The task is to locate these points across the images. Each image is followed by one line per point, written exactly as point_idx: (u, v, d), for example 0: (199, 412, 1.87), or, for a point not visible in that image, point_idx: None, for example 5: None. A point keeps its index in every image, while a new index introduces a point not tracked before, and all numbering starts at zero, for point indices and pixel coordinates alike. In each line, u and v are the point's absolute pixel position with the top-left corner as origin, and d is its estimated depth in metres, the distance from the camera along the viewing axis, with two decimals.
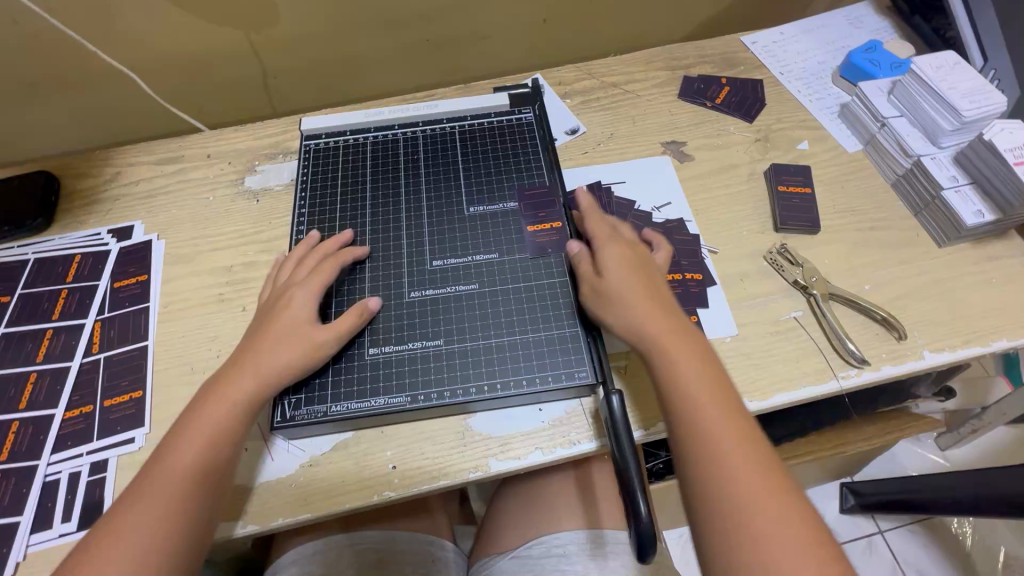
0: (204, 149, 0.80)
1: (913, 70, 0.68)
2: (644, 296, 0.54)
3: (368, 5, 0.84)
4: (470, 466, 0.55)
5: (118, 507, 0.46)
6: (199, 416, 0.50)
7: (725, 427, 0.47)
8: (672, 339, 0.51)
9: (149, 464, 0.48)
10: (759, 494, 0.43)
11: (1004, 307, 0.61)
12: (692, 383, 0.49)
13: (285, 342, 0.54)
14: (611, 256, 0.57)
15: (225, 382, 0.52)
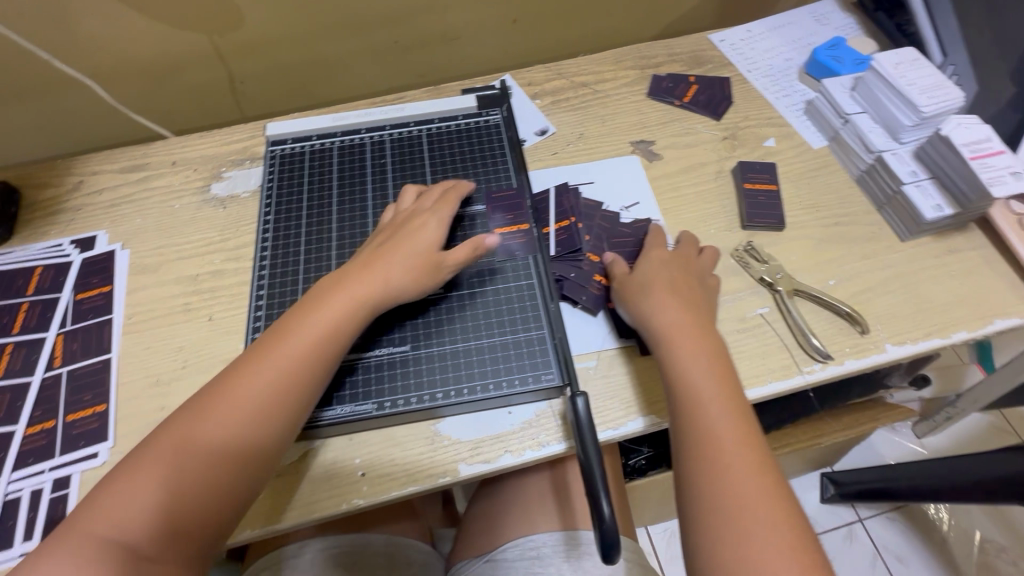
0: (170, 156, 0.79)
1: (873, 66, 0.68)
2: (672, 294, 0.57)
3: (335, 8, 0.83)
4: (440, 472, 0.55)
5: (231, 387, 0.49)
6: (292, 342, 0.51)
7: (730, 427, 0.48)
8: (690, 336, 0.54)
9: (234, 382, 0.49)
10: (752, 493, 0.45)
11: (964, 298, 0.63)
12: (705, 380, 0.51)
13: (395, 268, 0.56)
14: (651, 262, 0.60)
15: (326, 305, 0.53)
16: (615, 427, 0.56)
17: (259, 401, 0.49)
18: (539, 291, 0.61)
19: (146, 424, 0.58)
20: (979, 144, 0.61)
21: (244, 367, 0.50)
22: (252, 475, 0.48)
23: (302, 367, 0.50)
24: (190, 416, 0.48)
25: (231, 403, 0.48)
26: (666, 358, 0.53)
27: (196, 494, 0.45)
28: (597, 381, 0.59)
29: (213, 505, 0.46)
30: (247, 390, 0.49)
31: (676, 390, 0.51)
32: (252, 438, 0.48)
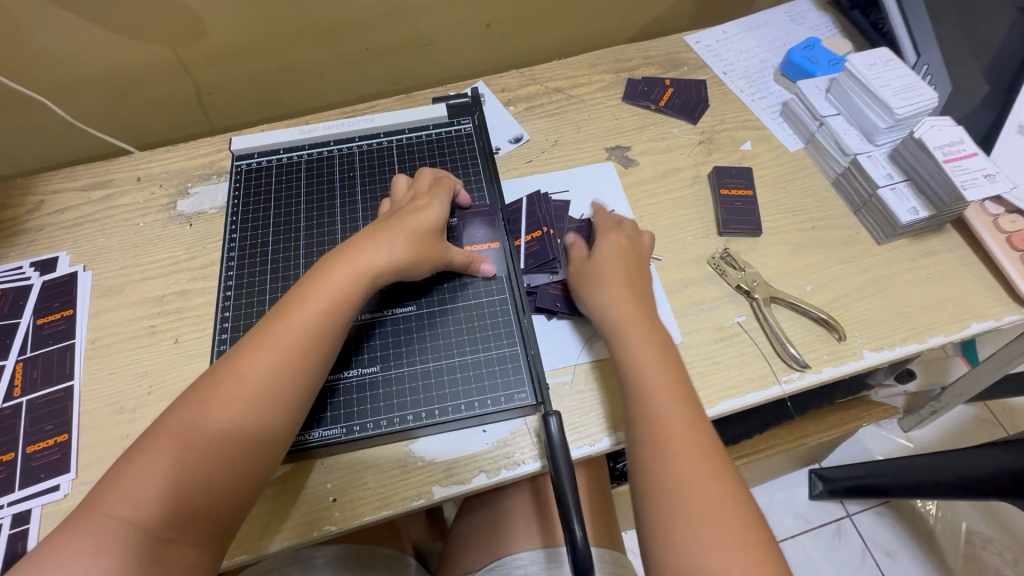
0: (135, 172, 0.76)
1: (848, 68, 0.67)
2: (627, 281, 0.57)
3: (302, 16, 0.81)
4: (414, 495, 0.53)
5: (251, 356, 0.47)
6: (305, 311, 0.49)
7: (683, 417, 0.48)
8: (641, 328, 0.54)
9: (247, 353, 0.47)
10: (706, 481, 0.44)
11: (942, 302, 0.62)
12: (657, 375, 0.50)
13: (404, 242, 0.54)
14: (605, 247, 0.60)
15: (335, 275, 0.51)
16: (591, 443, 0.55)
17: (276, 371, 0.46)
18: (512, 306, 0.60)
19: (110, 452, 0.57)
20: (950, 147, 0.61)
21: (255, 339, 0.48)
22: (275, 448, 0.46)
23: (317, 335, 0.48)
24: (204, 388, 0.45)
25: (248, 374, 0.46)
26: (617, 353, 0.53)
27: (217, 469, 0.43)
28: (572, 397, 0.58)
29: (235, 480, 0.44)
30: (262, 361, 0.46)
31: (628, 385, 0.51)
32: (271, 406, 0.46)
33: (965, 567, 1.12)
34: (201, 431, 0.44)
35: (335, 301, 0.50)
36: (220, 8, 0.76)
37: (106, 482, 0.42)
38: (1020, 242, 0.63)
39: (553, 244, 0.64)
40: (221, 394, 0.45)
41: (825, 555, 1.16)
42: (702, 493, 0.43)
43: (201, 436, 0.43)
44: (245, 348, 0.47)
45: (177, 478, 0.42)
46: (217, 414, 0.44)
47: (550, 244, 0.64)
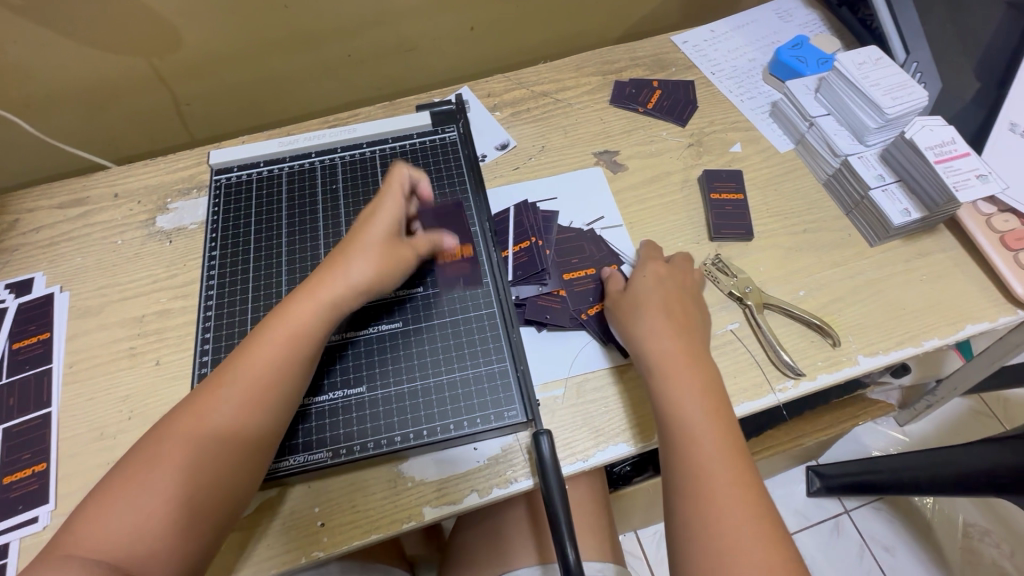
0: (112, 188, 0.74)
1: (837, 67, 0.66)
2: (666, 314, 0.55)
3: (281, 23, 0.79)
4: (405, 516, 0.52)
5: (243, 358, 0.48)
6: (273, 337, 0.49)
7: (726, 465, 0.46)
8: (685, 364, 0.51)
9: (216, 382, 0.47)
10: (748, 539, 0.42)
11: (936, 304, 0.61)
12: (699, 416, 0.49)
13: (366, 255, 0.53)
14: (648, 279, 0.59)
15: (304, 298, 0.51)
16: (584, 458, 0.54)
17: (248, 397, 0.47)
18: (500, 320, 0.59)
19: (91, 481, 0.55)
20: (942, 147, 0.60)
21: (224, 369, 0.48)
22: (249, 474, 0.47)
23: (288, 359, 0.49)
24: (174, 418, 0.46)
25: (219, 402, 0.46)
26: (656, 387, 0.51)
27: (193, 496, 0.43)
28: (564, 412, 0.57)
29: (207, 510, 0.44)
30: (230, 389, 0.47)
31: (669, 425, 0.49)
32: (243, 432, 0.46)
33: (963, 561, 1.11)
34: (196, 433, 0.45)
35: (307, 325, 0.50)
36: (195, 17, 0.74)
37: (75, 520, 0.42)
38: (1013, 242, 0.62)
39: (540, 254, 0.63)
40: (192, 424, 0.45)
41: (824, 553, 1.15)
42: (746, 551, 0.42)
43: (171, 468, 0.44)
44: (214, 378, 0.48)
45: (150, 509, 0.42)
46: (190, 443, 0.45)
47: (537, 255, 0.63)
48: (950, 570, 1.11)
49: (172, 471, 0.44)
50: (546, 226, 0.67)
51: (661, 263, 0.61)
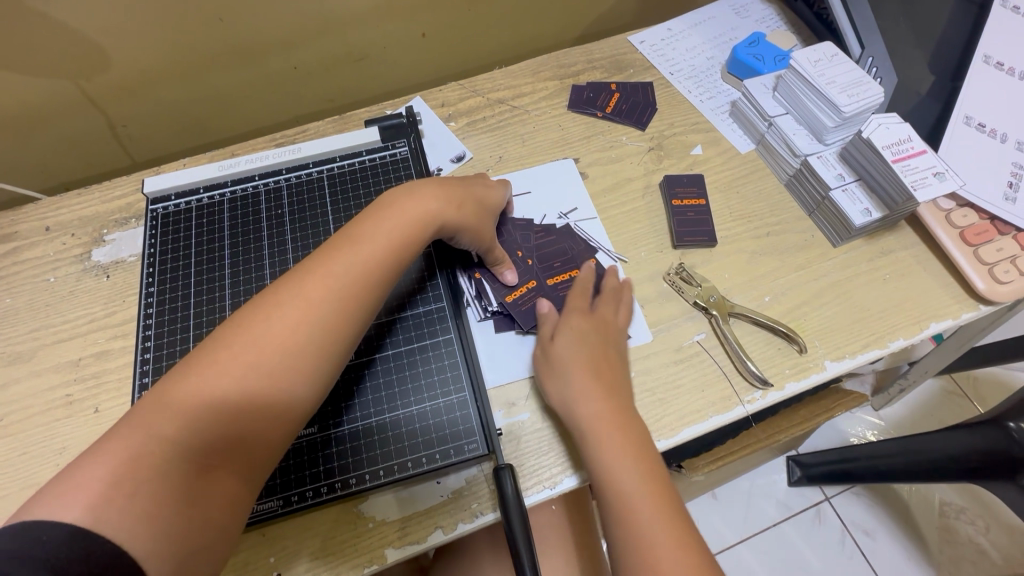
0: (42, 221, 0.69)
1: (793, 66, 0.65)
2: (592, 367, 0.53)
3: (218, 36, 0.75)
4: (365, 561, 0.50)
5: (328, 281, 0.46)
6: (370, 249, 0.50)
7: (661, 523, 0.44)
8: (610, 426, 0.49)
9: (313, 279, 0.46)
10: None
11: (900, 302, 0.61)
12: (630, 476, 0.47)
13: (451, 201, 0.56)
14: (572, 338, 0.54)
15: (398, 223, 0.52)
16: (551, 485, 0.52)
17: (346, 304, 0.46)
18: (457, 346, 0.57)
19: None
20: (899, 146, 0.59)
21: (319, 267, 0.47)
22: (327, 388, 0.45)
23: (360, 295, 0.48)
24: (267, 309, 0.44)
25: (317, 300, 0.45)
26: (586, 455, 0.49)
27: (251, 418, 0.41)
28: (530, 437, 0.54)
29: (267, 429, 0.42)
30: (329, 290, 0.46)
31: (601, 489, 0.47)
32: (318, 358, 0.44)
33: (941, 540, 1.13)
34: (269, 350, 0.42)
35: (396, 242, 0.51)
36: (122, 33, 0.70)
37: (148, 401, 0.39)
38: (973, 238, 0.61)
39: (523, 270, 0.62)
40: (284, 318, 0.44)
41: (807, 542, 1.15)
42: None
43: (259, 363, 0.42)
44: (304, 274, 0.47)
45: (233, 398, 0.40)
46: (262, 360, 0.42)
47: (522, 270, 0.62)
48: (929, 550, 1.12)
49: (260, 366, 0.42)
50: (529, 236, 0.65)
51: (587, 316, 0.56)
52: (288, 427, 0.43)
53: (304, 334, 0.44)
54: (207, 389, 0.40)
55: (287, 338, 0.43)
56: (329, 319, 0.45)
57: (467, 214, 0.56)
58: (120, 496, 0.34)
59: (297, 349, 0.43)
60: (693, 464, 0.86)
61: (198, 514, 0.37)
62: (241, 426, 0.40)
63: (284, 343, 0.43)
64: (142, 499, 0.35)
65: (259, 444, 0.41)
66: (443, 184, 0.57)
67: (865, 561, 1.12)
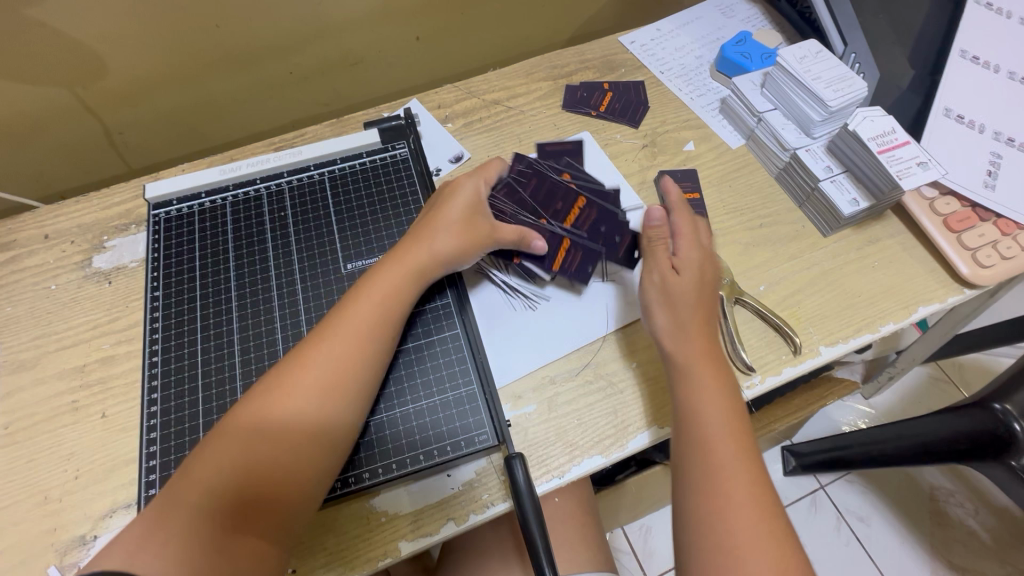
0: (41, 229, 0.69)
1: (780, 63, 0.67)
2: (697, 308, 0.54)
3: (216, 43, 0.76)
4: (380, 554, 0.50)
5: (321, 340, 0.50)
6: (362, 306, 0.52)
7: (739, 462, 0.46)
8: (706, 364, 0.51)
9: (309, 346, 0.50)
10: (750, 521, 0.44)
11: (888, 288, 0.63)
12: (717, 419, 0.49)
13: (432, 241, 0.57)
14: (693, 265, 0.56)
15: (386, 275, 0.55)
16: (559, 474, 0.54)
17: (344, 361, 0.49)
18: (465, 342, 0.58)
19: (38, 551, 0.51)
20: (884, 137, 0.62)
21: (316, 334, 0.51)
22: (342, 440, 0.48)
23: (352, 344, 0.50)
24: (272, 381, 0.48)
25: (315, 365, 0.49)
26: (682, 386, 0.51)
27: (265, 473, 0.44)
28: (537, 427, 0.56)
29: (282, 481, 0.45)
30: (326, 351, 0.49)
31: (686, 424, 0.49)
32: (317, 412, 0.47)
33: (933, 523, 1.15)
34: (273, 411, 0.46)
35: (386, 294, 0.54)
36: (121, 42, 0.70)
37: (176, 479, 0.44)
38: (956, 224, 0.64)
39: (547, 227, 0.62)
40: (286, 387, 0.47)
41: (804, 530, 1.18)
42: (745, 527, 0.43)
43: (265, 423, 0.46)
44: (305, 341, 0.51)
45: (245, 463, 0.44)
46: (266, 420, 0.46)
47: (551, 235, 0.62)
48: (921, 532, 1.15)
49: (265, 426, 0.46)
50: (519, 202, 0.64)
51: (687, 236, 0.58)
52: (303, 479, 0.45)
53: (306, 397, 0.47)
54: (224, 460, 0.44)
55: (292, 403, 0.47)
56: (328, 379, 0.48)
57: (453, 249, 0.57)
58: (155, 555, 0.40)
59: (301, 410, 0.47)
60: None
61: (223, 566, 0.41)
62: (261, 483, 0.44)
63: (289, 409, 0.47)
64: (171, 554, 0.40)
65: (282, 501, 0.45)
66: (425, 226, 0.58)
67: (861, 546, 1.15)
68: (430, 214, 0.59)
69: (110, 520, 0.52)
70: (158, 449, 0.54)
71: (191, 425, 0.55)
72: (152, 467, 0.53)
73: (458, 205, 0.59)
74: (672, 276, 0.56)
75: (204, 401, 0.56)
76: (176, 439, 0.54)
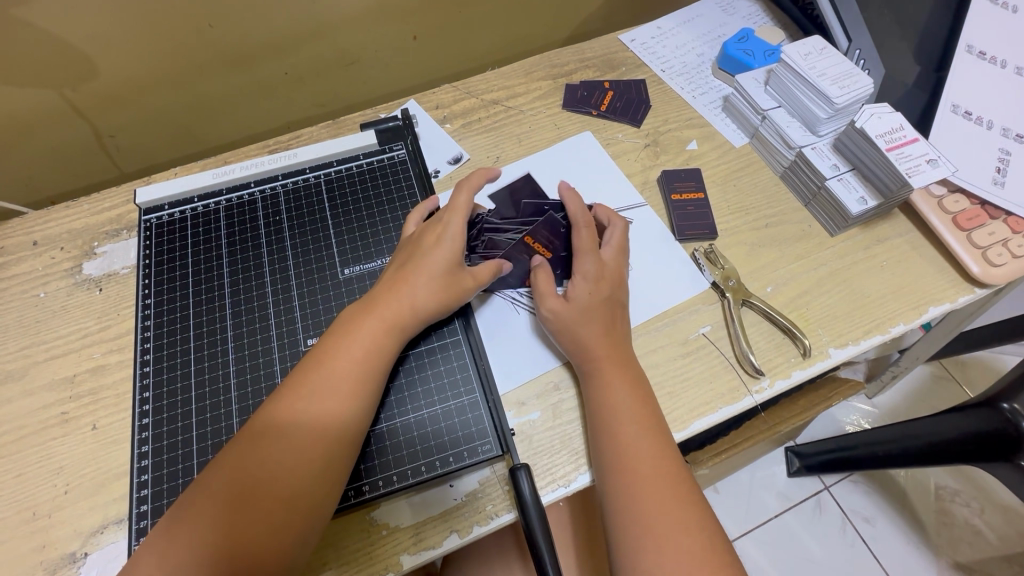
0: (30, 235, 0.67)
1: (784, 60, 0.65)
2: (606, 320, 0.55)
3: (208, 43, 0.74)
4: (381, 568, 0.49)
5: (295, 401, 0.46)
6: (334, 369, 0.48)
7: (671, 493, 0.47)
8: (614, 366, 0.53)
9: (278, 418, 0.46)
10: (670, 515, 0.46)
11: (897, 288, 0.62)
12: (640, 444, 0.49)
13: (419, 290, 0.53)
14: (587, 288, 0.56)
15: (367, 326, 0.51)
16: (565, 483, 0.52)
17: (317, 431, 0.46)
18: (466, 348, 0.57)
19: (26, 570, 0.49)
20: (892, 134, 0.60)
21: (283, 402, 0.46)
22: (321, 506, 0.45)
23: (333, 406, 0.47)
24: (237, 457, 0.44)
25: (285, 438, 0.45)
26: (602, 405, 0.51)
27: (235, 548, 0.41)
28: (541, 436, 0.54)
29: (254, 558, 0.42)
30: (298, 421, 0.46)
31: (606, 448, 0.50)
32: (294, 480, 0.44)
33: (939, 524, 1.14)
34: (245, 481, 0.43)
35: (369, 349, 0.50)
36: (112, 42, 0.69)
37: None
38: (965, 223, 0.62)
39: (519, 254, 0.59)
40: (253, 469, 0.44)
41: (810, 533, 1.16)
42: (679, 550, 0.45)
43: (236, 493, 0.43)
44: (276, 400, 0.47)
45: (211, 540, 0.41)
46: (236, 492, 0.43)
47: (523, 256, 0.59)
48: (927, 534, 1.13)
49: (235, 496, 0.43)
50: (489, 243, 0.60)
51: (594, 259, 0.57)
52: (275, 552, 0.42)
53: (278, 480, 0.44)
54: (189, 553, 0.41)
55: (262, 482, 0.43)
56: (301, 453, 0.45)
57: (430, 304, 0.53)
58: None
59: (277, 487, 0.43)
60: (696, 460, 0.87)
61: None
62: (233, 560, 0.41)
63: (260, 492, 0.43)
64: None
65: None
66: (401, 278, 0.53)
67: (866, 549, 1.13)
68: (401, 266, 0.55)
69: (101, 536, 0.51)
70: (150, 463, 0.52)
71: (184, 438, 0.53)
72: (144, 481, 0.51)
73: (434, 257, 0.54)
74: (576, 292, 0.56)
75: (198, 412, 0.54)
76: (168, 452, 0.52)
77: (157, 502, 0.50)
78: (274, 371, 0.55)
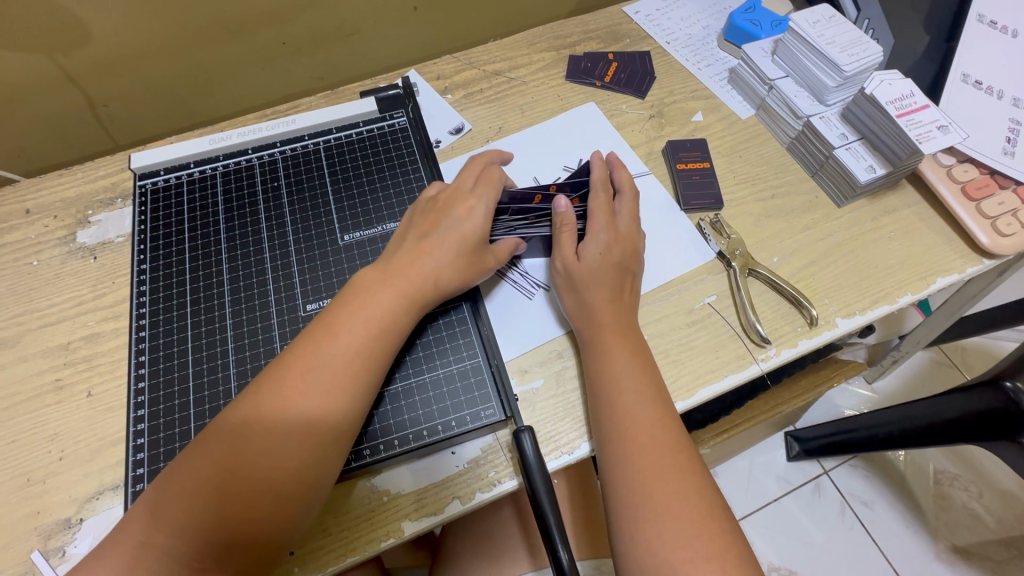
0: (23, 203, 0.65)
1: (792, 27, 0.64)
2: (611, 287, 0.54)
3: (204, 9, 0.72)
4: (383, 534, 0.48)
5: (295, 367, 0.45)
6: (341, 340, 0.46)
7: (670, 460, 0.46)
8: (618, 335, 0.52)
9: (281, 386, 0.44)
10: (667, 483, 0.45)
11: (906, 260, 0.61)
12: (640, 411, 0.48)
13: (447, 266, 0.52)
14: (598, 249, 0.55)
15: (382, 296, 0.49)
16: (569, 450, 0.51)
17: (328, 406, 0.44)
18: (469, 316, 0.56)
19: (19, 536, 0.48)
20: (902, 101, 0.59)
21: (292, 374, 0.44)
22: (326, 471, 0.44)
23: (341, 374, 0.45)
24: (241, 426, 0.43)
25: (295, 411, 0.44)
26: (601, 371, 0.51)
27: (237, 511, 0.41)
28: (544, 403, 0.53)
29: (257, 522, 0.41)
30: (307, 395, 0.44)
31: (603, 412, 0.49)
32: (297, 448, 0.43)
33: (938, 507, 1.14)
34: (246, 448, 0.42)
35: (381, 318, 0.48)
36: (106, 6, 0.67)
37: (136, 536, 0.41)
38: (974, 192, 0.61)
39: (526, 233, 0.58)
40: (258, 435, 0.43)
41: (809, 515, 1.16)
42: (676, 517, 0.44)
43: (240, 459, 0.42)
44: (283, 367, 0.45)
45: (211, 502, 0.41)
46: (235, 457, 0.42)
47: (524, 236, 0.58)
48: (926, 517, 1.13)
49: (235, 461, 0.42)
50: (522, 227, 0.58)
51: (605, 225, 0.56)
52: (278, 517, 0.42)
53: (281, 447, 0.43)
54: (191, 518, 0.41)
55: (269, 453, 0.42)
56: (305, 421, 0.44)
57: (454, 281, 0.52)
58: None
59: (279, 454, 0.42)
60: (698, 439, 0.86)
61: None
62: (235, 523, 0.41)
63: (260, 460, 0.42)
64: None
65: (264, 549, 0.42)
66: (423, 250, 0.52)
67: (866, 532, 1.13)
68: (423, 236, 0.53)
69: (97, 503, 0.50)
70: (146, 427, 0.51)
71: (181, 403, 0.52)
72: (140, 445, 0.51)
73: (462, 234, 0.52)
74: (583, 258, 0.55)
75: (195, 376, 0.53)
76: (165, 417, 0.52)
77: (153, 466, 0.50)
78: (272, 336, 0.54)
